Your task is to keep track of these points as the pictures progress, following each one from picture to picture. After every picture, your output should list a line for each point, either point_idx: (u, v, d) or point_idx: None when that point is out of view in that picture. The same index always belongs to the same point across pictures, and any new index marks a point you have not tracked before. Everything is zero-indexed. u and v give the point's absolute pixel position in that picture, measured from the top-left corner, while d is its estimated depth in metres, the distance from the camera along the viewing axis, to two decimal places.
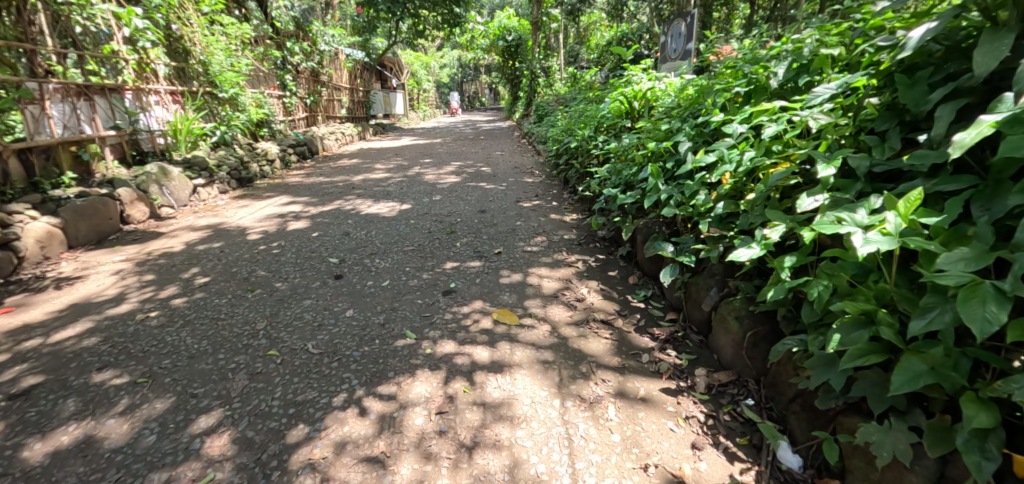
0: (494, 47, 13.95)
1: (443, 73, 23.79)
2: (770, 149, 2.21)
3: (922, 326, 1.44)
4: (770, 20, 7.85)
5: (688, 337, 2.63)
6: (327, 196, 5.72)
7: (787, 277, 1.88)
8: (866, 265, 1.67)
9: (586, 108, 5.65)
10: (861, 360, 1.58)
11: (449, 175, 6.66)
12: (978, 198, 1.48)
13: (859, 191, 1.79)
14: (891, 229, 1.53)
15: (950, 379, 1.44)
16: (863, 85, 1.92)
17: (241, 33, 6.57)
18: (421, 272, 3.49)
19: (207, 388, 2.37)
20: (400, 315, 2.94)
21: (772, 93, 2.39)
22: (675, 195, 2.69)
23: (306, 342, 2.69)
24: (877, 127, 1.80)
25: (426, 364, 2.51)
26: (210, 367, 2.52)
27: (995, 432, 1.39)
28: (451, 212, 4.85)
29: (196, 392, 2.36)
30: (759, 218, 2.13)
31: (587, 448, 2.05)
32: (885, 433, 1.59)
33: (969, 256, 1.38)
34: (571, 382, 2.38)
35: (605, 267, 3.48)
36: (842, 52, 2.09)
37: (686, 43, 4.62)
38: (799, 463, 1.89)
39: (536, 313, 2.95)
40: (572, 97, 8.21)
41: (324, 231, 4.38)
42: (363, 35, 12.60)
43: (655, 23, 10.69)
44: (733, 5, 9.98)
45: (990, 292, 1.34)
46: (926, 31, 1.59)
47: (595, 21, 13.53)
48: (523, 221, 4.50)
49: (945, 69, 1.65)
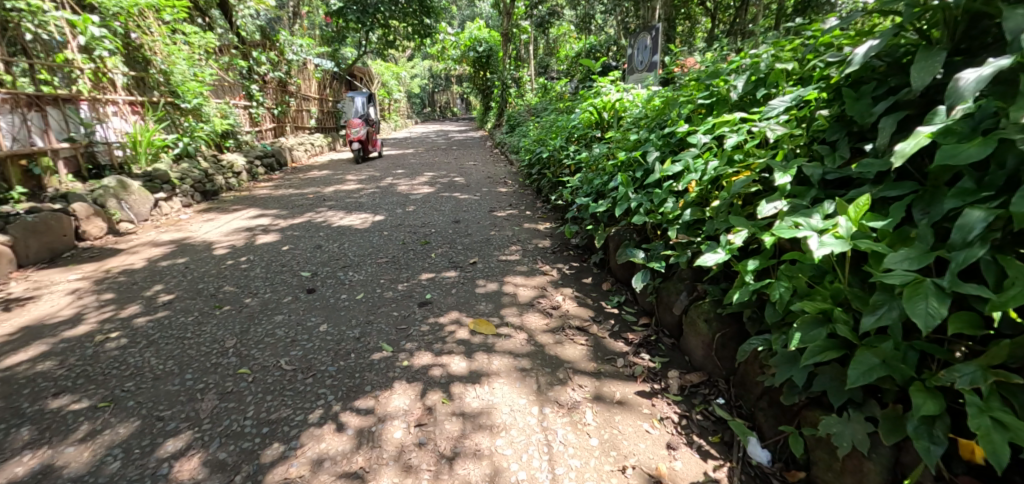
0: (465, 59, 14.04)
1: (415, 83, 23.88)
2: (732, 158, 2.33)
3: (873, 322, 1.53)
4: (732, 33, 8.26)
5: (661, 340, 2.73)
6: (297, 209, 5.67)
7: (750, 279, 1.97)
8: (822, 267, 1.77)
9: (558, 119, 5.81)
10: (821, 357, 1.67)
11: (423, 186, 6.69)
12: (918, 203, 1.59)
13: (813, 198, 1.90)
14: (844, 233, 1.62)
15: (900, 370, 1.52)
16: (814, 98, 2.05)
17: (205, 42, 6.48)
18: (395, 283, 3.51)
19: (174, 410, 2.35)
20: (376, 328, 2.95)
21: (733, 105, 2.53)
22: (644, 203, 2.79)
23: (278, 358, 2.68)
24: (829, 137, 1.92)
25: (404, 376, 2.53)
26: (176, 388, 2.49)
27: (941, 419, 1.47)
28: (425, 222, 4.88)
29: (162, 415, 2.32)
30: (724, 225, 2.24)
31: (567, 453, 2.10)
32: (844, 424, 1.67)
33: (912, 256, 1.47)
34: (549, 388, 2.44)
35: (579, 275, 3.56)
36: (796, 67, 2.23)
37: (652, 56, 4.77)
38: (768, 457, 1.98)
39: (513, 321, 3.00)
40: (544, 108, 8.39)
41: (294, 244, 4.36)
42: (332, 44, 12.50)
43: (622, 37, 11.03)
44: (695, 20, 10.41)
45: (931, 288, 1.42)
46: (869, 48, 1.70)
47: (565, 34, 13.85)
48: (497, 230, 4.56)
49: (887, 84, 1.77)
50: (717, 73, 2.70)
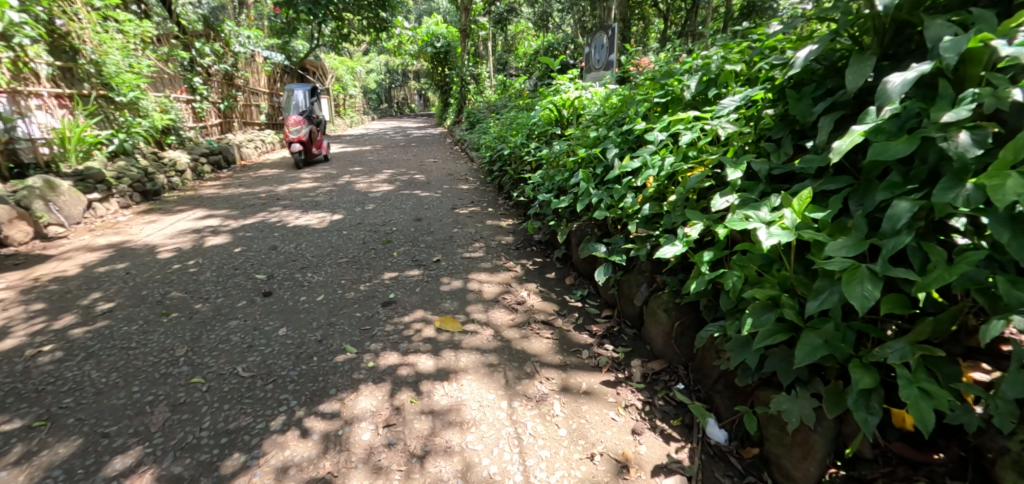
0: (422, 54, 13.92)
1: (371, 78, 23.47)
2: (686, 155, 2.45)
3: (817, 305, 1.65)
4: (683, 34, 8.56)
5: (623, 331, 2.84)
6: (248, 208, 5.54)
7: (706, 270, 2.08)
8: (770, 256, 1.90)
9: (518, 116, 5.88)
10: (771, 340, 1.79)
11: (382, 183, 6.64)
12: (853, 195, 1.71)
13: (761, 192, 2.03)
14: (789, 224, 1.74)
15: (841, 349, 1.65)
16: (761, 98, 2.17)
17: (140, 31, 6.25)
18: (357, 283, 3.50)
19: (121, 426, 2.27)
20: (338, 330, 2.94)
21: (686, 104, 2.65)
22: (605, 199, 2.89)
23: (234, 365, 2.65)
24: (774, 135, 2.05)
25: (370, 378, 2.55)
26: (122, 402, 2.41)
27: (877, 391, 1.60)
28: (385, 221, 4.86)
29: (107, 431, 2.25)
30: (680, 219, 2.35)
31: (537, 445, 2.17)
32: (792, 401, 1.80)
33: (849, 244, 1.60)
34: (517, 382, 2.50)
35: (542, 270, 3.64)
36: (743, 68, 2.36)
37: (608, 55, 4.90)
38: (725, 436, 2.10)
39: (479, 318, 3.05)
40: (503, 105, 8.45)
41: (247, 246, 4.27)
42: (281, 36, 12.12)
43: (578, 35, 11.22)
44: (649, 21, 10.68)
45: (867, 273, 1.54)
46: (809, 52, 1.81)
47: (523, 31, 13.94)
48: (459, 228, 4.59)
49: (825, 86, 1.92)
50: (671, 73, 2.82)
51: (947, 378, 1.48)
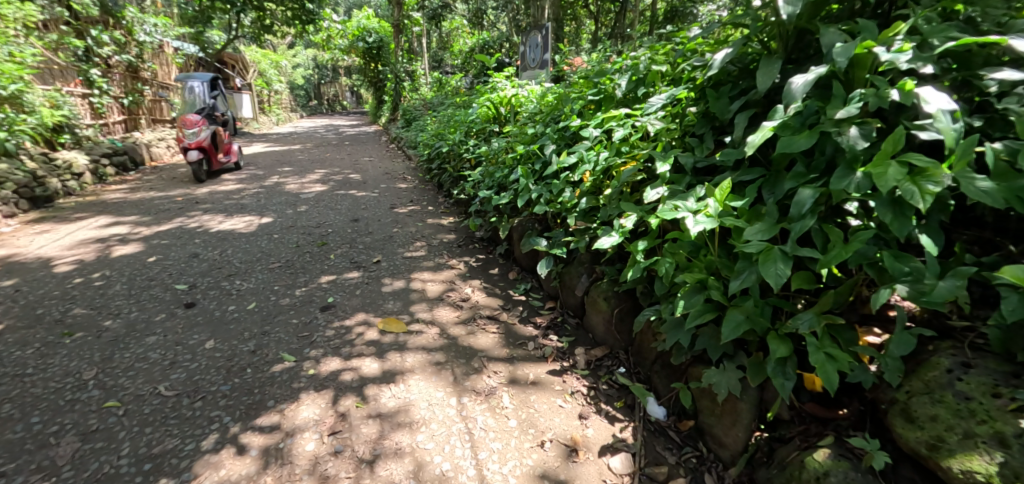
0: (353, 49, 13.59)
1: (299, 73, 22.62)
2: (620, 150, 2.59)
3: (738, 285, 1.81)
4: (614, 35, 8.88)
5: (566, 321, 2.96)
6: (163, 214, 5.26)
7: (641, 258, 2.22)
8: (697, 243, 2.06)
9: (455, 114, 5.92)
10: (700, 319, 1.94)
11: (314, 184, 6.48)
12: (766, 185, 1.90)
13: (687, 184, 2.19)
14: (713, 212, 1.89)
15: (760, 324, 1.82)
16: (685, 96, 2.34)
17: (23, 16, 5.74)
18: (292, 289, 3.43)
19: (21, 463, 2.09)
20: (273, 339, 2.88)
21: (618, 101, 2.81)
22: (544, 194, 3.00)
23: (155, 385, 2.52)
24: (697, 131, 2.22)
25: (311, 385, 2.51)
26: (22, 435, 2.22)
27: (791, 359, 1.78)
28: (320, 223, 4.77)
29: (4, 471, 2.06)
30: (615, 211, 2.49)
31: (488, 438, 2.23)
32: (721, 374, 1.96)
33: (764, 228, 1.77)
34: (466, 378, 2.57)
35: (486, 266, 3.72)
36: (669, 69, 2.53)
37: (543, 54, 5.02)
38: (664, 412, 2.26)
39: (423, 317, 3.08)
40: (440, 102, 8.45)
41: (164, 254, 4.07)
42: (195, 26, 11.40)
43: (514, 34, 11.37)
44: (582, 21, 10.97)
45: (779, 254, 1.71)
46: (725, 55, 1.98)
47: (458, 28, 13.92)
48: (399, 227, 4.59)
49: (740, 86, 2.10)
50: (604, 72, 2.98)
51: (846, 343, 1.67)
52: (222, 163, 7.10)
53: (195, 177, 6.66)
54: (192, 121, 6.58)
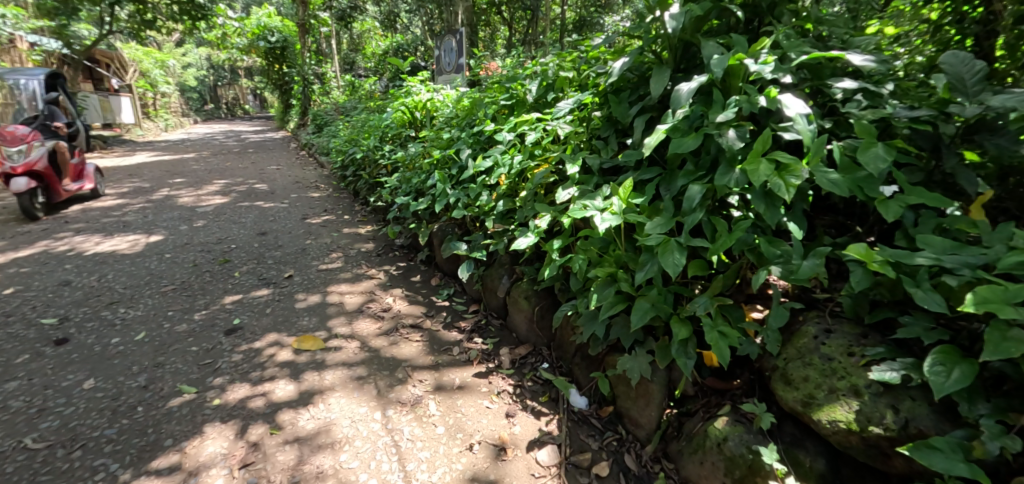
0: (253, 49, 12.88)
1: (190, 75, 21.06)
2: (533, 153, 2.71)
3: (643, 276, 1.96)
4: (528, 41, 9.12)
5: (490, 323, 3.04)
6: (22, 237, 4.70)
7: (556, 256, 2.33)
8: (607, 239, 2.21)
9: (369, 119, 5.84)
10: (612, 310, 2.08)
11: (213, 196, 6.11)
12: (663, 182, 2.08)
13: (595, 184, 2.35)
14: (618, 209, 2.04)
15: (664, 310, 1.99)
16: (590, 101, 2.50)
17: None
18: (189, 313, 3.21)
19: None
20: (168, 370, 2.65)
21: (530, 106, 2.95)
22: (462, 198, 3.07)
23: (20, 438, 2.21)
24: (602, 133, 2.38)
25: (216, 417, 2.34)
26: None
27: (692, 339, 1.96)
28: (221, 238, 4.52)
29: None
30: (531, 212, 2.60)
31: (416, 448, 2.23)
32: (633, 360, 2.12)
33: (663, 222, 1.93)
34: (390, 390, 2.56)
35: (407, 274, 3.72)
36: (575, 75, 2.69)
37: (458, 58, 5.09)
38: (585, 401, 2.40)
39: (342, 332, 3.02)
40: (353, 107, 8.27)
41: (26, 285, 3.65)
42: (60, 20, 10.18)
43: (429, 39, 11.35)
44: (497, 27, 11.15)
45: (676, 244, 1.88)
46: (623, 64, 2.16)
47: (369, 30, 13.65)
48: (313, 239, 4.46)
49: (638, 92, 2.29)
50: (515, 77, 3.11)
51: (735, 320, 1.88)
52: (72, 189, 5.55)
53: (25, 212, 5.08)
54: (18, 137, 4.97)
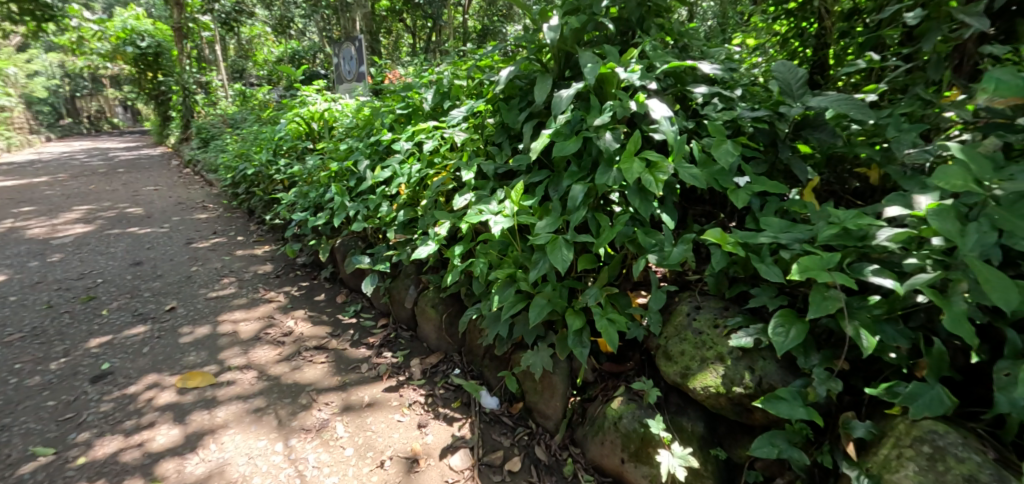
0: (119, 57, 11.69)
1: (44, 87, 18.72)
2: (431, 162, 2.75)
3: (537, 273, 2.07)
4: (431, 48, 9.12)
5: (400, 335, 3.03)
6: None
7: (457, 261, 2.39)
8: (504, 241, 2.30)
9: (262, 131, 5.55)
10: (513, 309, 2.17)
11: (76, 224, 5.49)
12: (552, 184, 2.20)
13: (491, 188, 2.43)
14: (510, 212, 2.13)
15: (560, 304, 2.11)
16: (483, 109, 2.59)
17: None
18: (46, 363, 2.87)
19: None
20: (18, 432, 2.35)
21: (427, 114, 2.99)
22: (362, 210, 3.03)
23: None
24: (497, 139, 2.48)
25: (82, 477, 2.12)
26: None
27: (586, 328, 2.09)
28: (84, 273, 4.07)
29: None
30: (432, 220, 2.63)
31: (322, 474, 2.17)
32: (536, 355, 2.22)
33: (551, 221, 2.05)
34: (292, 418, 2.46)
35: (310, 293, 3.60)
36: (469, 84, 2.78)
37: (359, 66, 4.99)
38: (496, 401, 2.46)
39: (236, 363, 2.86)
40: (244, 118, 7.79)
41: None
42: None
43: (326, 46, 10.97)
44: (398, 34, 11.01)
45: (564, 241, 2.01)
46: (509, 73, 2.27)
47: (258, 37, 12.93)
48: (200, 265, 4.16)
49: (526, 99, 2.40)
50: (410, 87, 3.14)
51: (622, 306, 2.04)
52: None
53: None
54: None
